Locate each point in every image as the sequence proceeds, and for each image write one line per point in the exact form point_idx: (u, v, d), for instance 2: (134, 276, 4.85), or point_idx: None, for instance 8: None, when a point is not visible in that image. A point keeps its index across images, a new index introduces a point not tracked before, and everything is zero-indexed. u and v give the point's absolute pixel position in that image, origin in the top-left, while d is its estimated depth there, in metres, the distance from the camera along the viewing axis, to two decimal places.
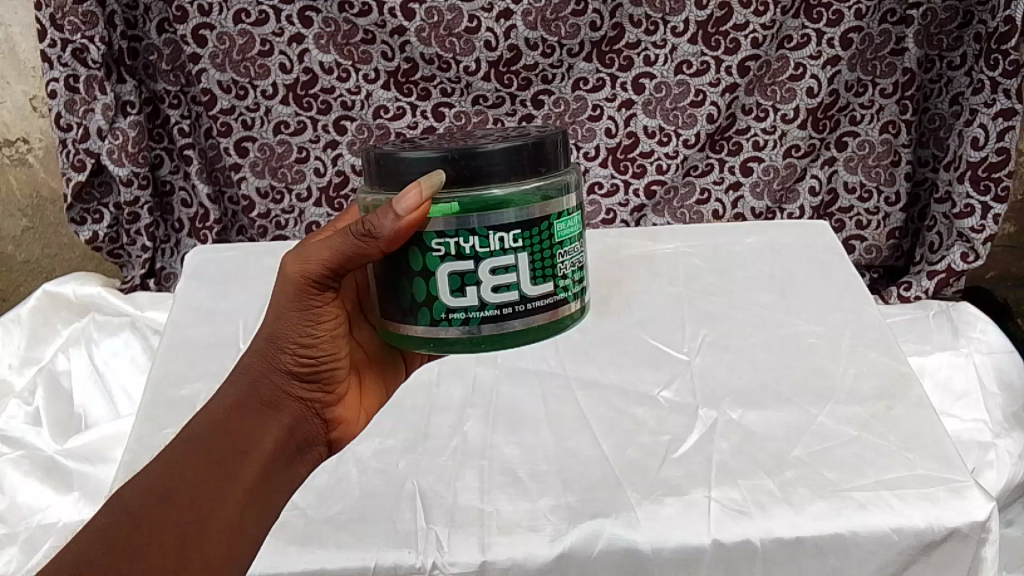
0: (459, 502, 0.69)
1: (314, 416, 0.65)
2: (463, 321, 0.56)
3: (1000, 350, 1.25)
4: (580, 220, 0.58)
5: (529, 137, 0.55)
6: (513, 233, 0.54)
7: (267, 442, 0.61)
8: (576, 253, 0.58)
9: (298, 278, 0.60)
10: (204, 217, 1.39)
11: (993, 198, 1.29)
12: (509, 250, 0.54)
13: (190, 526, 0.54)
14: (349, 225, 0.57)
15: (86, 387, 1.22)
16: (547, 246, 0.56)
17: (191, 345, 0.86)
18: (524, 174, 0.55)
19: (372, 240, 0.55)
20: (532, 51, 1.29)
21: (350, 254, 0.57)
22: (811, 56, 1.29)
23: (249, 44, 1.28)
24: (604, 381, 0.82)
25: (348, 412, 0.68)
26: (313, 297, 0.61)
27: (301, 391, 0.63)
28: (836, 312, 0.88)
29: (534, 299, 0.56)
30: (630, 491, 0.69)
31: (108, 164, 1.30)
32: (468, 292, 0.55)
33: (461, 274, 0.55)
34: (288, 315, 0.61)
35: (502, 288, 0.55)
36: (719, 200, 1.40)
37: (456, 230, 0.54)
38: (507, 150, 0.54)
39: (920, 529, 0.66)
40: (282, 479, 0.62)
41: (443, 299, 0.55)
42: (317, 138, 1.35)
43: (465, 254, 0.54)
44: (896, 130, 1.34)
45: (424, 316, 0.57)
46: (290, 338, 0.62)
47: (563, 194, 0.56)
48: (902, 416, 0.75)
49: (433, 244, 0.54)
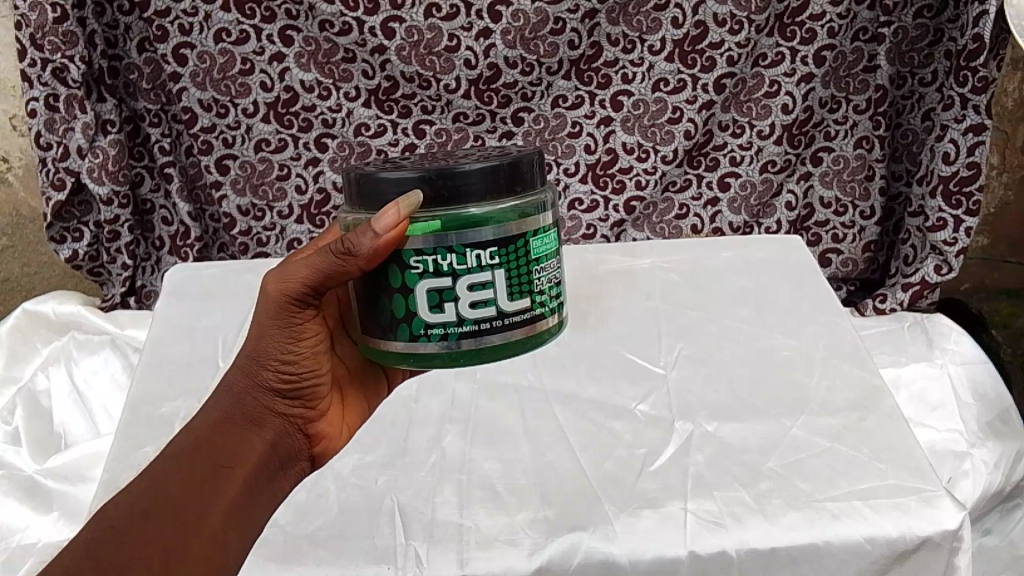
0: (438, 517, 0.70)
1: (298, 431, 0.66)
2: (441, 337, 0.56)
3: (974, 361, 1.27)
4: (556, 237, 0.60)
5: (506, 157, 0.57)
6: (491, 250, 0.55)
7: (250, 458, 0.62)
8: (552, 269, 0.59)
9: (279, 296, 0.60)
10: (185, 234, 1.39)
11: (964, 212, 1.31)
12: (486, 267, 0.55)
13: (174, 544, 0.56)
14: (330, 243, 0.57)
15: (65, 406, 1.22)
16: (523, 263, 0.57)
17: (170, 363, 0.86)
18: (502, 194, 0.56)
19: (351, 257, 0.55)
20: (511, 69, 1.30)
21: (330, 271, 0.57)
22: (786, 73, 1.31)
23: (229, 63, 1.28)
24: (582, 395, 0.83)
25: (331, 426, 0.68)
26: (294, 315, 0.61)
27: (283, 407, 0.64)
28: (810, 325, 0.89)
29: (512, 315, 0.57)
30: (607, 504, 0.70)
31: (88, 183, 1.30)
32: (446, 307, 0.56)
33: (439, 291, 0.56)
34: (270, 333, 0.62)
35: (480, 304, 0.56)
36: (698, 215, 1.42)
37: (434, 247, 0.55)
38: (484, 170, 0.55)
39: (893, 538, 0.67)
40: (266, 494, 0.63)
41: (422, 315, 0.56)
42: (298, 156, 1.35)
43: (443, 271, 0.55)
44: (870, 145, 1.37)
45: (403, 332, 0.57)
46: (272, 355, 0.62)
47: (539, 213, 0.57)
48: (874, 427, 0.76)
49: (411, 261, 0.55)
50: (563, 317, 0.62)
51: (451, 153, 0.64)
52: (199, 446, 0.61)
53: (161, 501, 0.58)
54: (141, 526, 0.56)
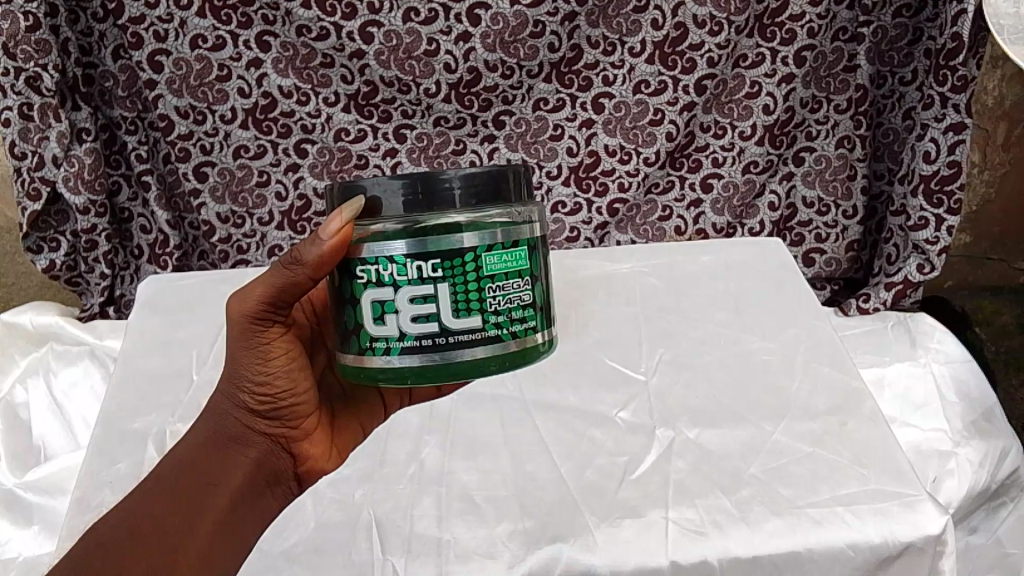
0: (417, 531, 0.69)
1: (283, 450, 0.65)
2: (386, 351, 0.56)
3: (958, 360, 1.27)
4: (524, 255, 0.56)
5: (488, 168, 0.57)
6: (432, 262, 0.54)
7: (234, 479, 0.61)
8: (514, 288, 0.55)
9: (239, 316, 0.59)
10: (163, 243, 1.38)
11: (945, 210, 1.31)
12: (427, 279, 0.54)
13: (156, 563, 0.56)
14: (280, 258, 0.56)
15: (45, 418, 1.20)
16: (473, 280, 0.54)
17: (143, 377, 0.85)
18: (486, 202, 0.56)
19: (299, 267, 0.55)
20: (491, 73, 1.29)
21: (282, 284, 0.56)
22: (766, 74, 1.31)
23: (206, 70, 1.27)
24: (561, 403, 0.82)
25: (316, 444, 0.66)
26: (259, 333, 0.60)
27: (264, 426, 0.63)
28: (790, 328, 0.88)
29: (459, 333, 0.55)
30: (588, 513, 0.69)
31: (64, 192, 1.28)
32: (387, 320, 0.55)
33: (381, 302, 0.55)
34: (239, 354, 0.60)
35: (421, 318, 0.54)
36: (681, 217, 1.41)
37: (377, 257, 0.54)
38: (468, 177, 0.55)
39: (875, 544, 0.66)
40: (253, 514, 0.62)
41: (368, 327, 0.56)
42: (278, 162, 1.34)
43: (385, 281, 0.54)
44: (851, 145, 1.37)
45: (355, 344, 0.57)
46: (243, 377, 0.61)
47: (520, 222, 0.57)
48: (856, 431, 0.75)
49: (357, 271, 0.55)
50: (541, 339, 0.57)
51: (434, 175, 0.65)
52: (183, 466, 0.61)
53: (145, 522, 0.57)
54: (126, 547, 0.56)
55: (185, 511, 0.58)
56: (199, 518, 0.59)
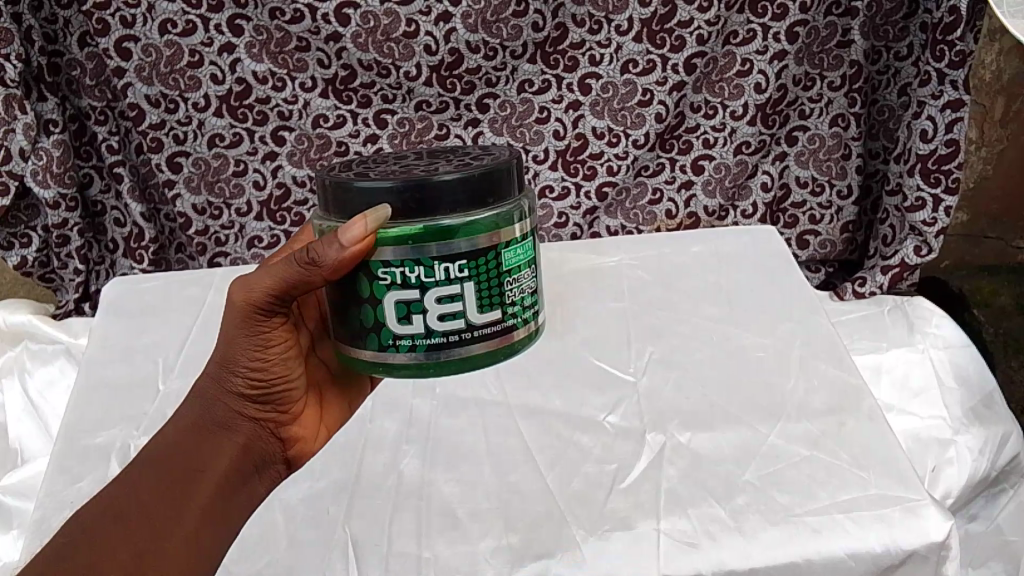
0: (396, 548, 0.65)
1: (272, 435, 0.63)
2: (409, 348, 0.54)
3: (957, 345, 1.24)
4: (530, 246, 0.56)
5: (485, 167, 0.53)
6: (459, 263, 0.52)
7: (218, 465, 0.59)
8: (525, 279, 0.56)
9: (243, 304, 0.57)
10: (139, 236, 1.33)
11: (943, 190, 1.27)
12: (455, 280, 0.52)
13: (139, 555, 0.53)
14: (295, 253, 0.54)
15: (20, 421, 1.13)
16: (494, 275, 0.54)
17: (108, 387, 0.82)
18: (485, 202, 0.53)
19: (315, 268, 0.53)
20: (473, 54, 1.24)
21: (293, 280, 0.54)
22: (758, 51, 1.26)
23: (177, 56, 1.21)
24: (546, 407, 0.78)
25: (306, 428, 0.65)
26: (258, 323, 0.58)
27: (254, 411, 0.61)
28: (784, 322, 0.85)
29: (481, 327, 0.54)
30: (575, 526, 0.66)
31: (32, 186, 1.23)
32: (414, 319, 0.53)
33: (407, 302, 0.53)
34: (234, 341, 0.58)
35: (448, 316, 0.53)
36: (672, 199, 1.37)
37: (402, 259, 0.52)
38: (469, 179, 0.52)
39: (877, 553, 0.63)
40: (238, 502, 0.60)
41: (391, 326, 0.54)
42: (255, 150, 1.29)
43: (411, 283, 0.52)
44: (846, 123, 1.32)
45: (372, 342, 0.55)
46: (236, 364, 0.59)
47: (517, 221, 0.54)
48: (852, 432, 0.72)
49: (379, 273, 0.53)
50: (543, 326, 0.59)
51: (429, 159, 0.60)
52: (168, 454, 0.59)
53: (125, 515, 0.55)
54: (106, 540, 0.54)
55: (169, 500, 0.56)
56: (183, 506, 0.56)
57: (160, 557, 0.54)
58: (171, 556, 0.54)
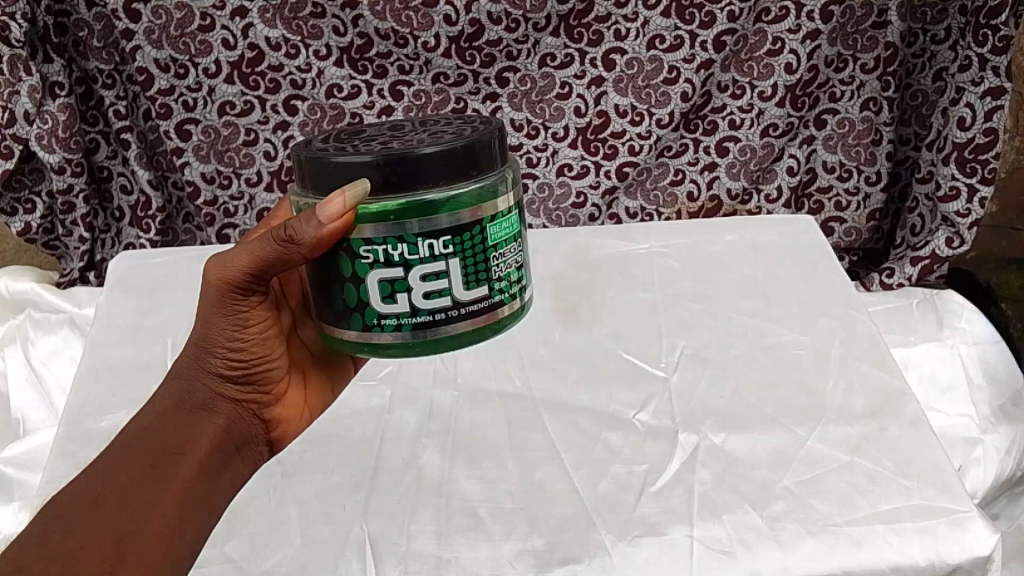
0: (414, 548, 0.62)
1: (253, 417, 0.60)
2: (395, 328, 0.51)
3: (986, 341, 1.20)
4: (516, 219, 0.52)
5: (470, 138, 0.49)
6: (443, 239, 0.49)
7: (200, 444, 0.56)
8: (512, 254, 0.52)
9: (218, 283, 0.54)
10: (146, 205, 1.29)
11: (979, 180, 1.23)
12: (439, 257, 0.49)
13: (125, 535, 0.49)
14: (270, 234, 0.51)
15: (21, 391, 1.09)
16: (480, 250, 0.50)
17: (114, 368, 0.79)
18: (472, 176, 0.49)
19: (294, 246, 0.50)
20: (495, 26, 1.19)
21: (271, 258, 0.51)
22: (790, 29, 1.20)
23: (187, 19, 1.16)
24: (572, 402, 0.75)
25: (289, 409, 0.63)
26: (237, 302, 0.55)
27: (234, 391, 0.59)
28: (823, 318, 0.81)
29: (468, 303, 0.51)
30: (604, 531, 0.62)
31: (37, 151, 1.19)
32: (398, 298, 0.50)
33: (390, 281, 0.49)
34: (212, 321, 0.56)
35: (434, 295, 0.50)
36: (694, 181, 1.32)
37: (384, 237, 0.48)
38: (456, 151, 0.48)
39: (920, 567, 0.60)
40: (220, 485, 0.57)
41: (374, 305, 0.50)
42: (266, 119, 1.24)
43: (394, 261, 0.49)
44: (877, 107, 1.27)
45: (356, 322, 0.51)
46: (216, 341, 0.57)
47: (502, 194, 0.51)
48: (896, 438, 0.69)
49: (360, 251, 0.49)
50: (530, 299, 0.55)
51: (425, 128, 0.56)
52: (144, 437, 0.55)
53: (105, 502, 0.50)
54: (85, 519, 0.49)
55: (151, 479, 0.52)
56: (167, 484, 0.52)
57: (145, 545, 0.49)
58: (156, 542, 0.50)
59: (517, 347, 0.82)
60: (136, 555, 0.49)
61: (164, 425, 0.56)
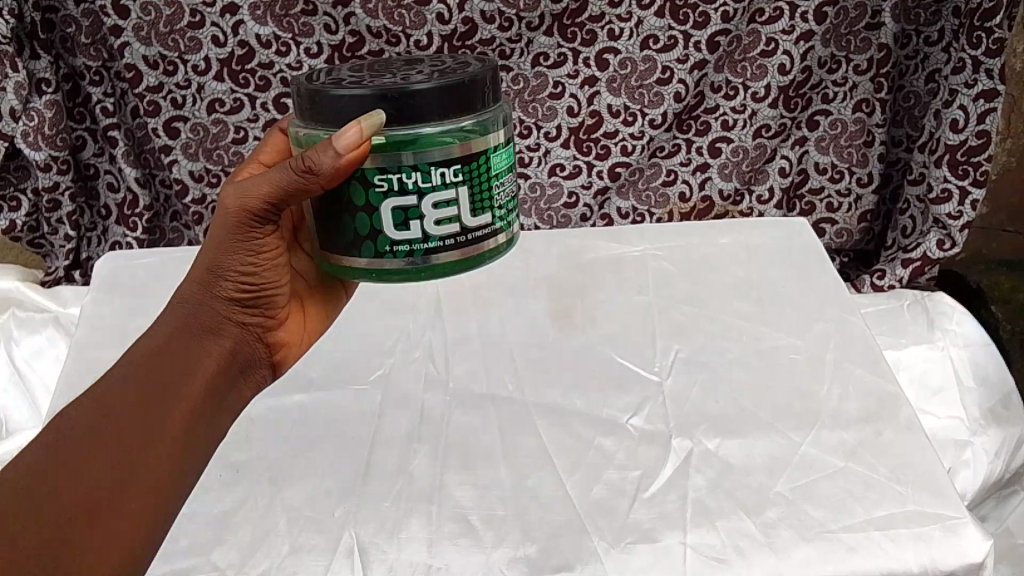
0: (404, 556, 0.61)
1: (255, 341, 0.65)
2: (407, 253, 0.56)
3: (976, 343, 1.19)
4: (508, 152, 0.59)
5: (471, 77, 0.54)
6: (453, 168, 0.55)
7: (208, 363, 0.60)
8: (509, 183, 0.59)
9: (238, 211, 0.59)
10: (133, 203, 1.28)
11: (971, 181, 1.23)
12: (449, 185, 0.55)
13: (136, 446, 0.52)
14: (294, 164, 0.54)
15: (4, 390, 1.08)
16: (484, 178, 0.56)
17: (100, 370, 0.78)
18: (466, 112, 0.54)
19: (313, 176, 0.53)
20: (488, 25, 1.18)
21: (288, 189, 0.56)
22: (784, 30, 1.20)
23: (176, 16, 1.14)
24: (566, 407, 0.74)
25: (287, 334, 0.68)
26: (254, 229, 0.60)
27: (241, 316, 0.63)
28: (817, 322, 0.81)
29: (473, 230, 0.57)
30: (597, 538, 0.62)
31: (23, 148, 1.18)
32: (411, 225, 0.55)
33: (404, 209, 0.55)
34: (228, 248, 0.60)
35: (444, 221, 0.56)
36: (686, 182, 1.32)
37: (400, 166, 0.54)
38: (451, 87, 0.53)
39: (914, 574, 0.59)
40: (224, 402, 0.61)
41: (387, 232, 0.56)
42: (256, 117, 1.23)
43: (407, 189, 0.55)
44: (870, 109, 1.27)
45: (368, 249, 0.57)
46: (229, 266, 0.61)
47: (498, 128, 0.57)
48: (891, 443, 0.69)
49: (376, 180, 0.54)
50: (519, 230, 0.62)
51: (412, 66, 0.60)
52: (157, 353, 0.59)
53: (122, 412, 0.54)
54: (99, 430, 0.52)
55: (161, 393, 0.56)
56: (178, 399, 0.56)
57: (160, 458, 0.53)
58: (156, 493, 0.52)
59: (510, 349, 0.81)
60: (147, 464, 0.52)
61: (175, 342, 0.59)
